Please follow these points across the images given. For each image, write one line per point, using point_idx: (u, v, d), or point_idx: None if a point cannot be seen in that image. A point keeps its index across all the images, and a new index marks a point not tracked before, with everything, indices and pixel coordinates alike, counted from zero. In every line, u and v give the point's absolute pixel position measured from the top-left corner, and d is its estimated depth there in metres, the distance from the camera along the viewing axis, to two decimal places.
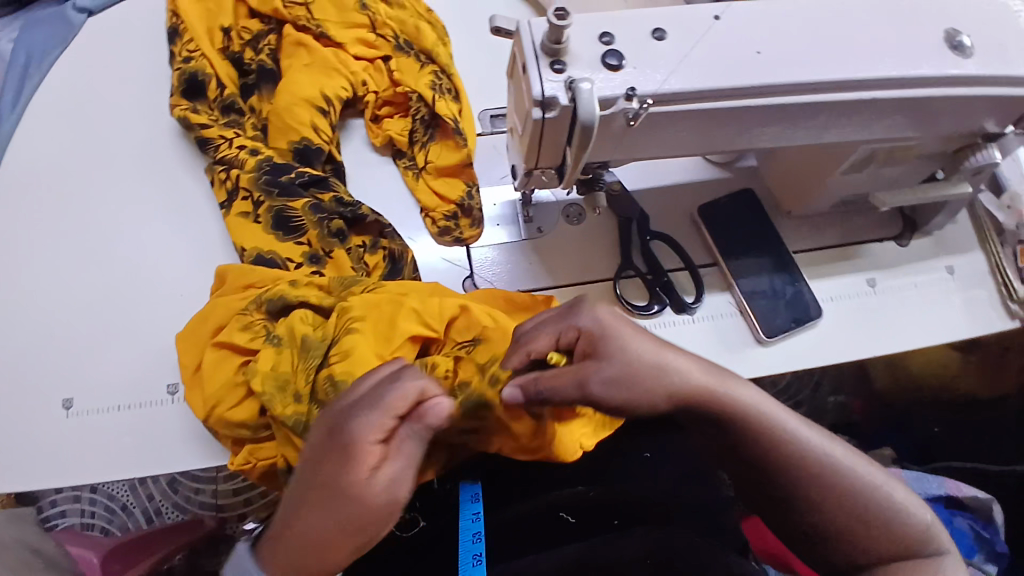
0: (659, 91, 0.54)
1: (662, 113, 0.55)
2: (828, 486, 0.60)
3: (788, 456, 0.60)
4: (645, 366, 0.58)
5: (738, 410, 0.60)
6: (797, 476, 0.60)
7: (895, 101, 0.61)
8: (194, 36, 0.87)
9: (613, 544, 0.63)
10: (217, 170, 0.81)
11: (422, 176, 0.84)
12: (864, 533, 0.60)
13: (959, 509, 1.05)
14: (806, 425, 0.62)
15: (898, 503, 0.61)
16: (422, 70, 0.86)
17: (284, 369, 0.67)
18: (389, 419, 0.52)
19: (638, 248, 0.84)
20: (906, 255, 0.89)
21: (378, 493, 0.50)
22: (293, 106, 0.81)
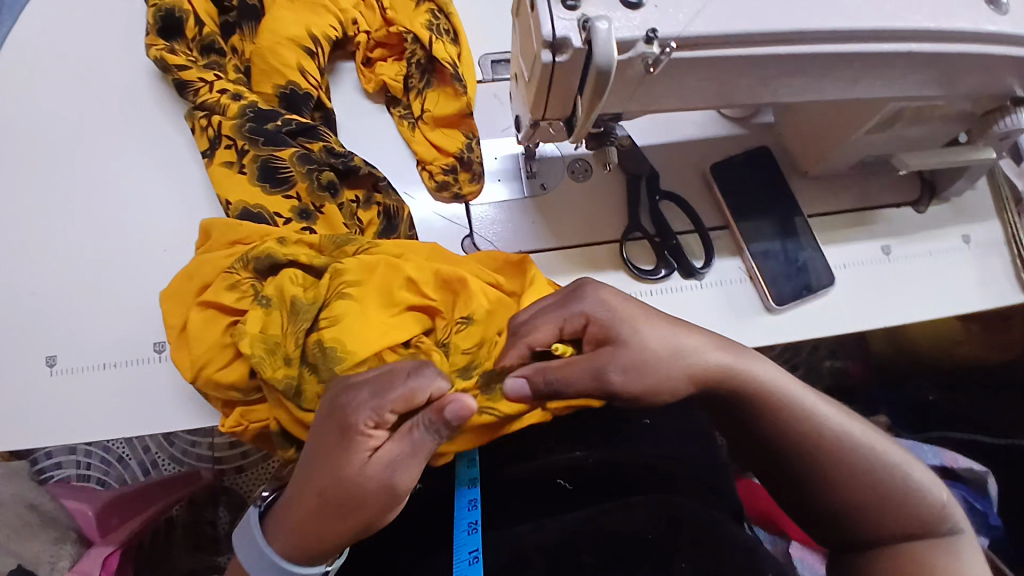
0: (681, 34, 0.48)
1: (684, 59, 0.50)
2: (842, 466, 0.59)
3: (802, 437, 0.59)
4: (660, 347, 0.58)
5: (756, 386, 0.59)
6: (816, 448, 0.59)
7: (927, 58, 0.56)
8: None
9: (613, 515, 0.61)
10: (198, 116, 0.75)
11: (419, 127, 0.79)
12: (884, 508, 0.59)
13: (954, 479, 1.05)
14: (820, 400, 0.61)
15: (916, 481, 0.60)
16: (417, 9, 0.79)
17: (272, 332, 0.63)
18: (390, 412, 0.51)
19: (647, 208, 0.80)
20: (923, 222, 0.86)
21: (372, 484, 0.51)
22: (278, 46, 0.75)
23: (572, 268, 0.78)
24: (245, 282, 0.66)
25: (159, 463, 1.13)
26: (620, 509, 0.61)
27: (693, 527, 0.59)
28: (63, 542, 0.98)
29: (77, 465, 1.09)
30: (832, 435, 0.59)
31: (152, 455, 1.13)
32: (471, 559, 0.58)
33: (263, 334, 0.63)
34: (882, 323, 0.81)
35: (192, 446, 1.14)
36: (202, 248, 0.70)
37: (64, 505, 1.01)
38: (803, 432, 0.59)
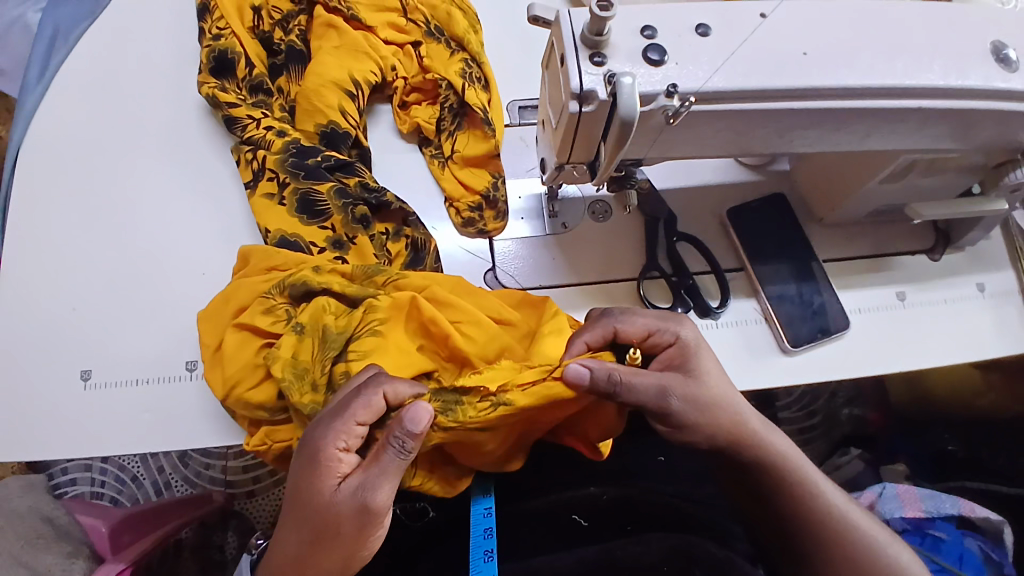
0: (701, 90, 0.52)
1: (702, 112, 0.53)
2: (845, 544, 0.64)
3: (809, 511, 0.64)
4: (722, 396, 0.62)
5: (776, 460, 0.64)
6: (821, 526, 0.64)
7: (940, 112, 0.58)
8: (224, 13, 0.85)
9: (631, 548, 0.64)
10: (244, 150, 0.80)
11: (450, 166, 0.83)
12: None
13: (971, 529, 1.04)
14: (828, 484, 0.66)
15: (904, 563, 0.65)
16: (452, 58, 0.85)
17: (304, 358, 0.67)
18: (356, 426, 0.56)
19: (664, 248, 0.83)
20: (937, 270, 0.87)
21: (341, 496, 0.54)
22: (322, 88, 0.80)
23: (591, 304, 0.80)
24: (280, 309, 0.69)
25: (173, 484, 1.16)
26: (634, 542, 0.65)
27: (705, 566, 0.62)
28: (76, 557, 0.96)
29: (92, 482, 1.14)
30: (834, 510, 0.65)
31: (166, 475, 1.16)
32: None
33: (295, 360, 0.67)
34: (897, 369, 0.81)
35: (205, 468, 1.18)
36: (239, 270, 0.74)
37: (80, 521, 1.02)
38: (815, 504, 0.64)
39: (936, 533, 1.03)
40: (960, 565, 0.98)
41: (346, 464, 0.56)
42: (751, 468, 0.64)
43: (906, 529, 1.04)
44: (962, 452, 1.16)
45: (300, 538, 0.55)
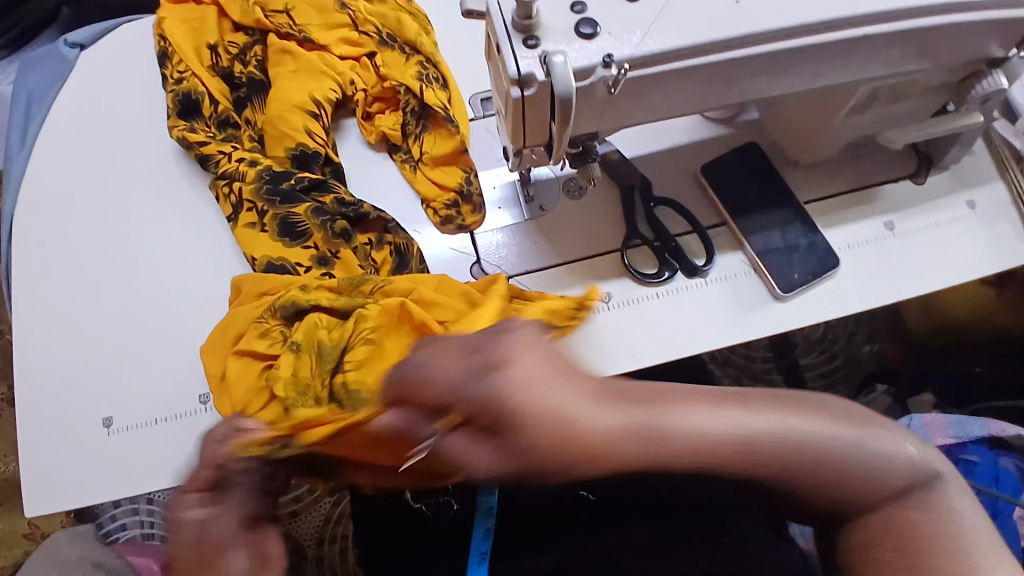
0: (636, 55, 0.53)
1: (640, 78, 0.54)
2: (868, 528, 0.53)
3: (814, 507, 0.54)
4: (544, 450, 0.46)
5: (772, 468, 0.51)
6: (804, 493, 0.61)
7: (886, 37, 0.58)
8: (184, 56, 0.89)
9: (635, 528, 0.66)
10: (221, 185, 0.83)
11: (421, 168, 0.85)
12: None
13: (1004, 448, 1.05)
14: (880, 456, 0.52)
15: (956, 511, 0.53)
16: (408, 62, 0.87)
17: (302, 376, 0.69)
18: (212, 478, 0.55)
19: (643, 215, 0.84)
20: (923, 193, 0.86)
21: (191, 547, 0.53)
22: (286, 113, 0.82)
23: (578, 282, 0.81)
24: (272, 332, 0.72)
25: None
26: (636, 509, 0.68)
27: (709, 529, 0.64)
28: None
29: (141, 524, 1.18)
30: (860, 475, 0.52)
31: None
32: None
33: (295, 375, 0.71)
34: (894, 300, 0.81)
35: None
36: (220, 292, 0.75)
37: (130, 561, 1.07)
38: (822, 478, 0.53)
39: (968, 456, 1.04)
40: (997, 484, 1.01)
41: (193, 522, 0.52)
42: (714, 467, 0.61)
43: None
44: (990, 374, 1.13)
45: None
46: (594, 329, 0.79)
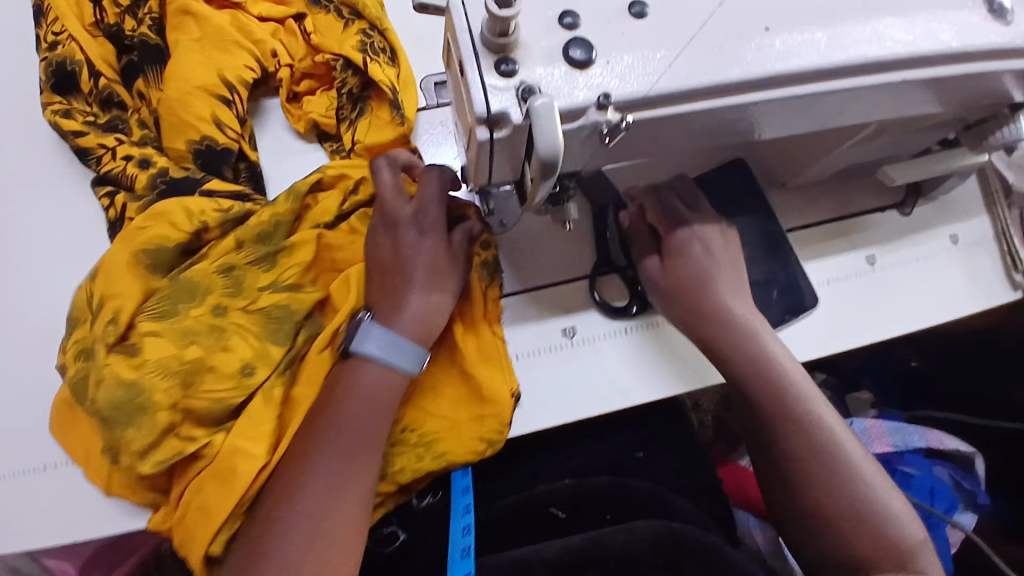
0: (649, 95, 0.41)
1: (645, 119, 0.42)
2: (827, 466, 0.60)
3: (784, 417, 0.62)
4: (733, 312, 0.65)
5: (759, 362, 0.64)
6: (789, 424, 0.62)
7: (924, 84, 0.48)
8: (60, 15, 0.69)
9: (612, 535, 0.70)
10: (101, 191, 0.67)
11: (352, 234, 0.66)
12: (846, 515, 0.58)
13: (941, 459, 1.05)
14: (840, 427, 0.62)
15: (891, 511, 0.59)
16: (346, 30, 0.70)
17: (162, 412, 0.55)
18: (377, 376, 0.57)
19: (614, 239, 0.74)
20: (908, 225, 0.81)
21: (374, 384, 0.56)
22: (188, 95, 0.66)
23: (539, 314, 0.72)
24: (190, 368, 0.56)
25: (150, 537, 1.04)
26: (620, 530, 0.66)
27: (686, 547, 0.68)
28: None
29: None
30: (829, 448, 0.61)
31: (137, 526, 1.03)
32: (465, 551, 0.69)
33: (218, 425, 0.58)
34: (871, 340, 0.77)
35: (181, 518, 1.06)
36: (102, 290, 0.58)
37: None
38: (791, 441, 0.61)
39: (908, 470, 1.02)
40: (932, 500, 0.99)
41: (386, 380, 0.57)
42: (728, 356, 0.65)
43: (876, 464, 1.03)
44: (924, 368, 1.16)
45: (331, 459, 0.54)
46: (562, 367, 0.71)
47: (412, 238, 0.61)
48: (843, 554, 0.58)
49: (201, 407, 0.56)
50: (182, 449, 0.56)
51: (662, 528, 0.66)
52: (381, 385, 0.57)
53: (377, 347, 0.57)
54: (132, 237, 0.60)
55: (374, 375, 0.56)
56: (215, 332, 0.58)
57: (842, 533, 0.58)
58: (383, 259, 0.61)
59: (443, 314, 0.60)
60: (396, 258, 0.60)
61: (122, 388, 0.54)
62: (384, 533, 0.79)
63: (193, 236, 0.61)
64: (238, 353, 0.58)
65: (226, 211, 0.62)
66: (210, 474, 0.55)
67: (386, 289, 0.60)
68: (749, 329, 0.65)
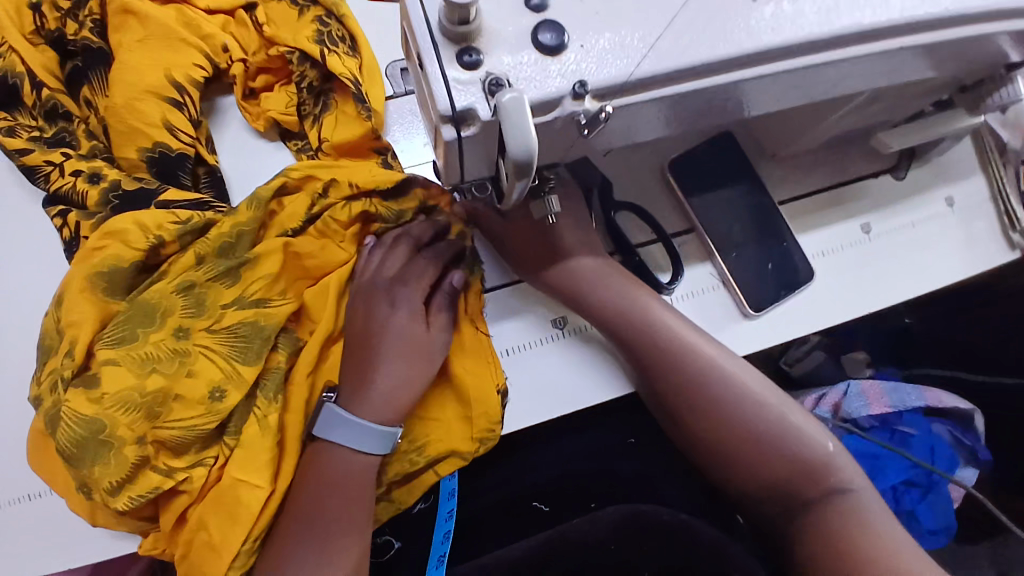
0: (631, 80, 0.37)
1: (627, 106, 0.39)
2: (748, 433, 0.59)
3: (700, 396, 0.61)
4: (614, 290, 0.64)
5: (662, 340, 0.62)
6: (702, 395, 0.61)
7: (920, 50, 0.45)
8: None
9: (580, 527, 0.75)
10: (55, 210, 0.63)
11: (321, 237, 0.62)
12: (776, 469, 0.58)
13: (938, 416, 1.03)
14: (760, 383, 0.61)
15: (812, 438, 0.59)
16: (302, 19, 0.65)
17: (129, 446, 0.52)
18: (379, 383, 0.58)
19: (602, 223, 0.72)
20: (902, 190, 0.78)
21: (380, 389, 0.58)
22: (136, 101, 0.61)
23: (528, 306, 0.69)
24: (155, 398, 0.53)
25: None
26: (584, 522, 0.76)
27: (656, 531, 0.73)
28: None
29: None
30: (717, 380, 0.61)
31: None
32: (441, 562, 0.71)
33: (198, 453, 0.56)
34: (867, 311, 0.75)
35: None
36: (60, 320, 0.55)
37: None
38: (680, 389, 0.61)
39: (907, 430, 1.01)
40: (933, 458, 0.98)
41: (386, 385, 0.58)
42: (629, 341, 0.63)
43: (874, 427, 1.01)
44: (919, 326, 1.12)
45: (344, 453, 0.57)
46: (554, 361, 0.68)
47: (389, 320, 0.60)
48: (757, 480, 0.58)
49: (177, 434, 0.54)
50: (162, 483, 0.54)
51: (625, 512, 0.75)
52: (355, 474, 0.57)
53: (340, 433, 0.57)
54: (85, 259, 0.56)
55: (342, 463, 0.57)
56: (178, 356, 0.55)
57: (750, 462, 0.58)
58: (357, 326, 0.61)
59: (413, 393, 0.60)
60: (368, 332, 0.60)
61: (81, 425, 0.51)
62: (380, 543, 0.80)
63: (151, 253, 0.57)
64: (209, 373, 0.56)
65: (184, 222, 0.59)
66: (210, 507, 0.55)
67: (359, 362, 0.60)
68: (638, 314, 0.63)
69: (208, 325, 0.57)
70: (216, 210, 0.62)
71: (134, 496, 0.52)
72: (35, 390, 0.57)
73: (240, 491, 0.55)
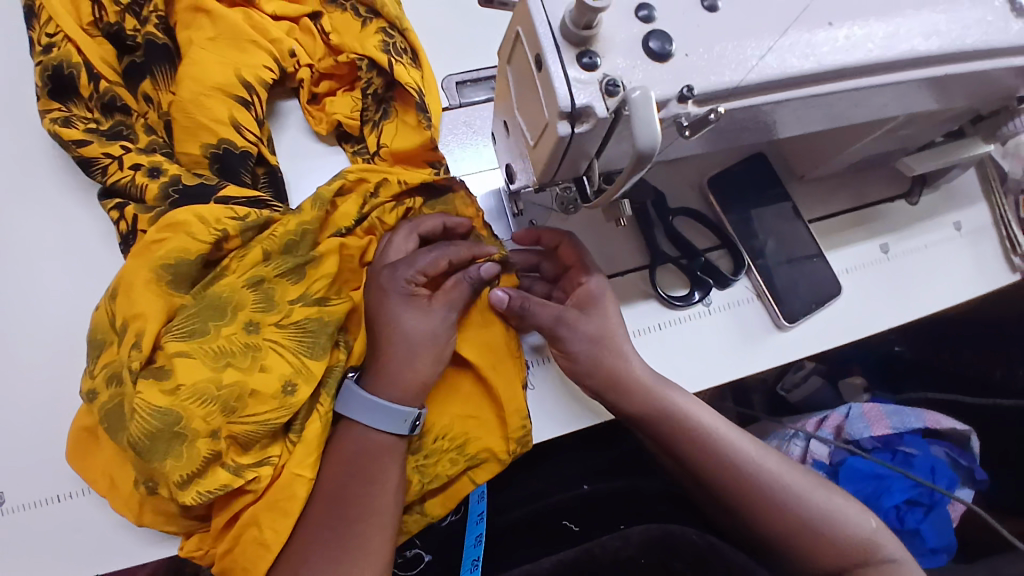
0: (739, 86, 0.41)
1: (738, 108, 0.43)
2: (790, 516, 0.61)
3: (742, 479, 0.62)
4: (635, 376, 0.63)
5: (691, 426, 0.63)
6: (744, 490, 0.62)
7: (963, 77, 0.49)
8: (51, 14, 0.65)
9: (610, 543, 0.75)
10: (109, 203, 0.63)
11: (368, 235, 0.63)
12: (824, 551, 0.61)
13: (936, 437, 1.01)
14: (790, 469, 0.64)
15: (842, 514, 0.62)
16: (365, 29, 0.67)
17: (201, 440, 0.52)
18: (403, 359, 0.57)
19: (663, 231, 0.75)
20: (916, 214, 0.83)
21: (405, 364, 0.57)
22: (204, 97, 0.63)
23: None
24: (230, 392, 0.53)
25: None
26: (615, 538, 0.75)
27: (688, 549, 0.73)
28: None
29: None
30: (764, 481, 0.62)
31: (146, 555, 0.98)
32: (473, 567, 0.70)
33: (262, 451, 0.55)
34: (884, 327, 0.78)
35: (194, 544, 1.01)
36: (123, 310, 0.55)
37: None
38: (730, 485, 0.63)
39: (907, 450, 0.99)
40: (933, 478, 0.95)
41: (413, 363, 0.57)
42: (658, 426, 0.63)
43: (875, 448, 1.00)
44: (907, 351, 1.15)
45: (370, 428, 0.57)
46: None
47: (397, 304, 0.58)
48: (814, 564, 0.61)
49: (247, 430, 0.54)
50: (226, 482, 0.53)
51: (658, 531, 0.75)
52: (378, 452, 0.56)
53: (363, 415, 0.57)
54: (146, 251, 0.55)
55: (359, 439, 0.56)
56: (250, 351, 0.55)
57: (798, 540, 0.61)
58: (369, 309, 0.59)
59: (422, 372, 0.57)
60: (379, 316, 0.58)
61: (155, 417, 0.51)
62: (409, 557, 0.80)
63: (214, 247, 0.57)
64: (280, 370, 0.55)
65: (243, 218, 0.58)
66: (267, 505, 0.54)
67: (376, 349, 0.58)
68: (667, 400, 0.63)
69: (279, 322, 0.57)
70: (272, 209, 0.61)
71: (201, 493, 0.52)
72: (87, 383, 0.57)
73: (295, 491, 0.55)
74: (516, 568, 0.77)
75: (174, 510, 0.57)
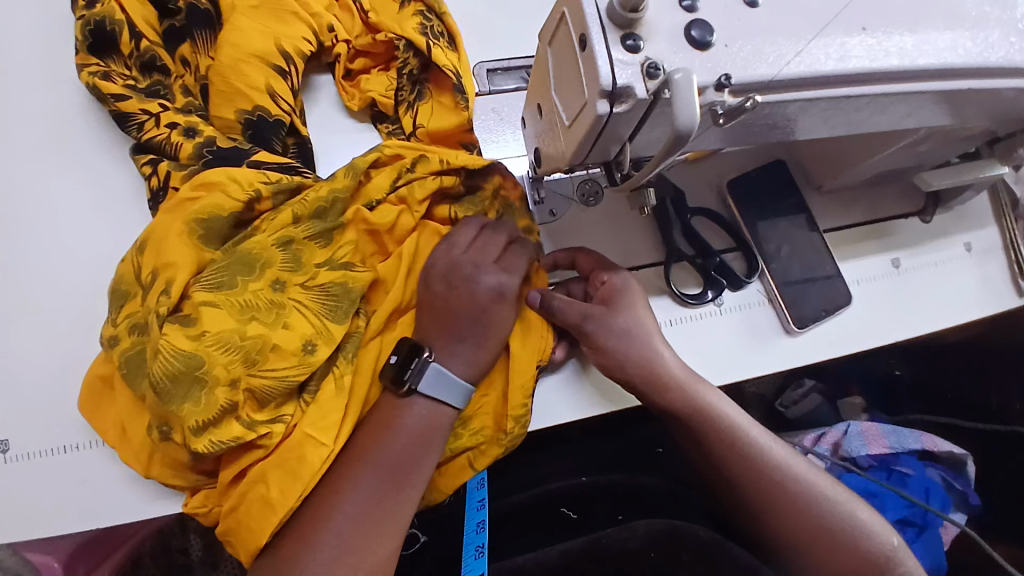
0: (777, 78, 0.42)
1: (772, 102, 0.44)
2: (811, 520, 0.63)
3: (766, 479, 0.64)
4: (670, 372, 0.64)
5: (722, 423, 0.65)
6: (768, 491, 0.64)
7: (989, 91, 0.50)
8: None
9: (616, 534, 0.75)
10: (142, 159, 0.64)
11: (401, 204, 0.63)
12: (838, 556, 0.63)
13: (932, 460, 1.02)
14: (818, 474, 0.66)
15: (865, 522, 0.64)
16: (403, 10, 0.68)
17: (221, 384, 0.53)
18: (467, 347, 0.59)
19: (681, 229, 0.76)
20: (928, 232, 0.84)
21: (473, 352, 0.59)
22: (242, 64, 0.64)
23: None
24: (253, 344, 0.54)
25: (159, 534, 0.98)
26: (621, 529, 0.76)
27: (692, 543, 0.74)
28: None
29: None
30: (789, 483, 0.64)
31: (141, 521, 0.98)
32: (478, 552, 0.69)
33: (277, 408, 0.56)
34: (892, 339, 0.79)
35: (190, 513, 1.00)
36: (154, 260, 0.56)
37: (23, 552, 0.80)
38: (756, 485, 0.65)
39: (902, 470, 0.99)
40: (927, 499, 0.96)
41: (481, 348, 0.60)
42: (690, 420, 0.65)
43: (871, 466, 1.00)
44: (908, 373, 1.16)
45: (416, 409, 0.57)
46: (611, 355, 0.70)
47: (481, 292, 0.60)
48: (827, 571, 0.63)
49: (266, 385, 0.54)
50: (240, 434, 0.53)
51: (662, 526, 0.76)
52: (417, 437, 0.56)
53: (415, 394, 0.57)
54: (180, 208, 0.57)
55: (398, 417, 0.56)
56: (274, 307, 0.56)
57: (819, 543, 0.63)
58: (451, 295, 0.60)
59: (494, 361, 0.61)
60: (454, 297, 0.60)
61: (179, 360, 0.52)
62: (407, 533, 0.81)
63: (246, 207, 0.58)
64: (302, 331, 0.56)
65: (275, 182, 0.59)
66: (276, 464, 0.55)
67: (439, 333, 0.59)
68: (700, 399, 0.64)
69: (303, 283, 0.58)
70: (303, 175, 0.63)
71: (212, 441, 0.52)
72: (109, 331, 0.58)
73: (315, 463, 0.55)
74: (515, 555, 0.77)
75: (183, 463, 0.57)
